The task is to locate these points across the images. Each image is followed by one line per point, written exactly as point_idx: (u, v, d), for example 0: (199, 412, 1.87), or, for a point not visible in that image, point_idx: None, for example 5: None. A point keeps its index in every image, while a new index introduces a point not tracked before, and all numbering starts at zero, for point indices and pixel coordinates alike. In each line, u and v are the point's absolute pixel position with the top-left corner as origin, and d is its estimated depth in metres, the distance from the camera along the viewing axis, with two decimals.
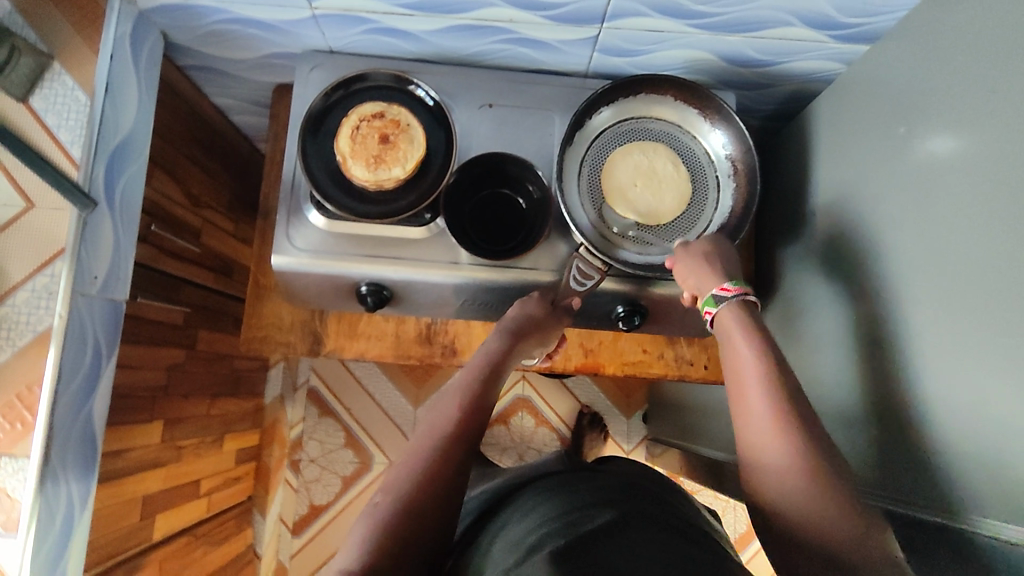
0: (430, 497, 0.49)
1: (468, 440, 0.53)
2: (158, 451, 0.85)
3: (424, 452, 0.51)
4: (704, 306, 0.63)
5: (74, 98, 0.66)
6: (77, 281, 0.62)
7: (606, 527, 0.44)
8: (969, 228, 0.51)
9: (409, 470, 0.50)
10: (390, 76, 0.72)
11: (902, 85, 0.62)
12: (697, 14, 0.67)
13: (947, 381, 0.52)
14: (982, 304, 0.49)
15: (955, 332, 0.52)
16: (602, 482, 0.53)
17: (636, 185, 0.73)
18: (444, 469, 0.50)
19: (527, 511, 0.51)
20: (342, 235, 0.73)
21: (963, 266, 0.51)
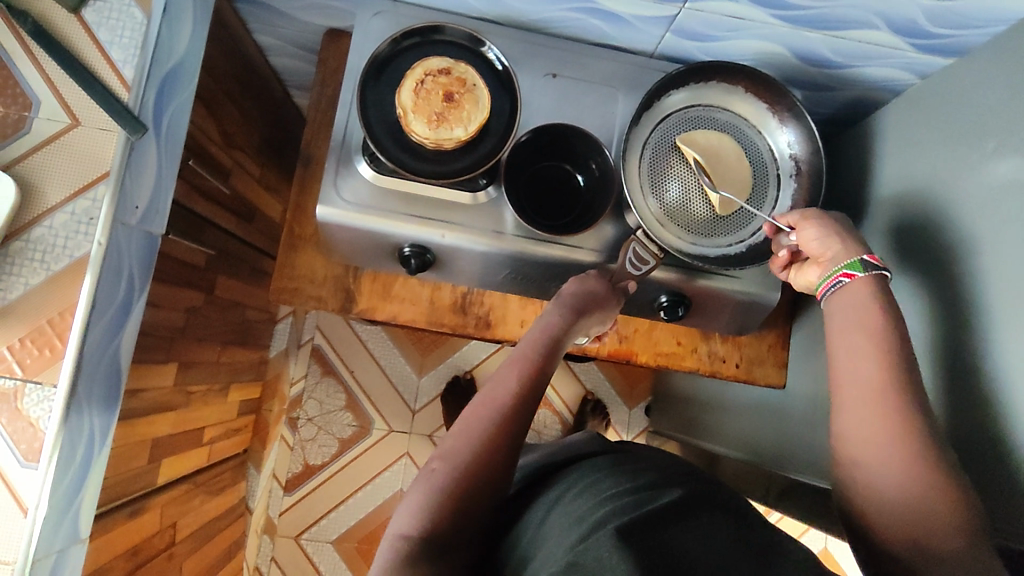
0: (489, 477, 0.46)
1: (528, 419, 0.50)
2: (169, 394, 0.82)
3: (484, 426, 0.47)
4: (846, 264, 0.59)
5: (129, 14, 0.62)
6: (119, 210, 0.60)
7: (677, 505, 0.44)
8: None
9: (469, 445, 0.46)
10: (465, 34, 0.70)
11: (993, 102, 0.61)
12: (789, 5, 0.66)
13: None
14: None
15: None
16: (661, 466, 0.52)
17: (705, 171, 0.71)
18: (508, 441, 0.47)
19: (585, 484, 0.50)
20: (389, 191, 0.71)
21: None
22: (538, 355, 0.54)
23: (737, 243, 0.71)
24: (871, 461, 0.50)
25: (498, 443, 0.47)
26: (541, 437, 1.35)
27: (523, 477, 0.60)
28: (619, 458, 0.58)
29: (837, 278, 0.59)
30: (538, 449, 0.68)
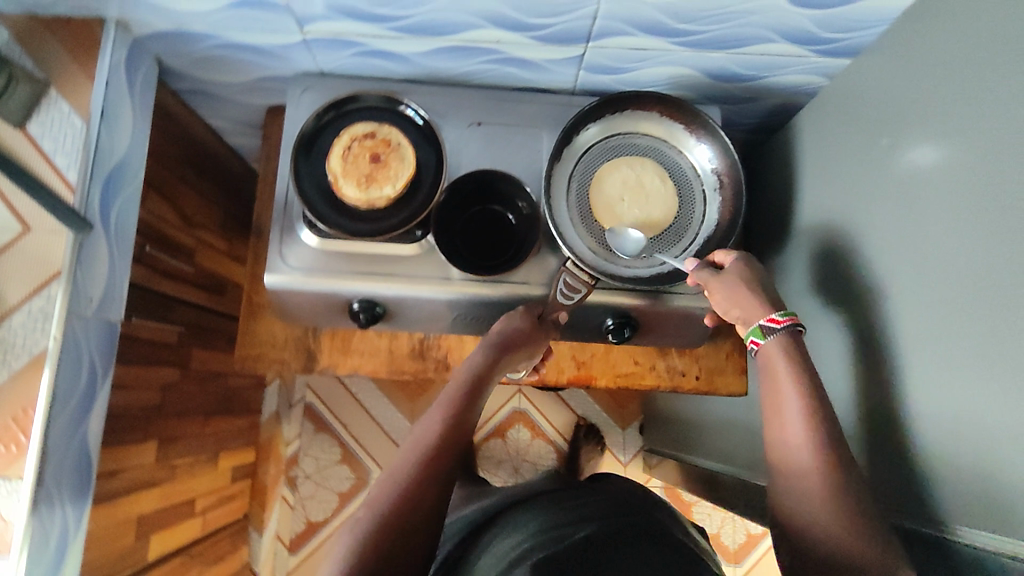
0: (412, 516, 0.50)
1: (450, 457, 0.54)
2: (152, 470, 0.85)
3: (406, 469, 0.52)
4: (749, 331, 0.64)
5: (70, 122, 0.67)
6: (73, 303, 0.64)
7: (588, 540, 0.48)
8: (951, 237, 0.53)
9: (392, 488, 0.51)
10: (380, 97, 0.74)
11: (886, 99, 0.64)
12: (682, 32, 0.69)
13: (936, 390, 0.53)
14: (967, 311, 0.50)
15: (951, 342, 0.52)
16: (592, 504, 0.57)
17: (624, 200, 0.74)
18: (430, 485, 0.52)
19: (518, 526, 0.55)
20: (334, 253, 0.74)
21: (947, 274, 0.53)
22: (461, 396, 0.58)
23: (670, 261, 0.74)
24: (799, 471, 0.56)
25: (418, 483, 0.51)
26: (537, 468, 1.35)
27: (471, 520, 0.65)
28: (562, 493, 0.62)
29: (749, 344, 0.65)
30: (496, 492, 0.73)
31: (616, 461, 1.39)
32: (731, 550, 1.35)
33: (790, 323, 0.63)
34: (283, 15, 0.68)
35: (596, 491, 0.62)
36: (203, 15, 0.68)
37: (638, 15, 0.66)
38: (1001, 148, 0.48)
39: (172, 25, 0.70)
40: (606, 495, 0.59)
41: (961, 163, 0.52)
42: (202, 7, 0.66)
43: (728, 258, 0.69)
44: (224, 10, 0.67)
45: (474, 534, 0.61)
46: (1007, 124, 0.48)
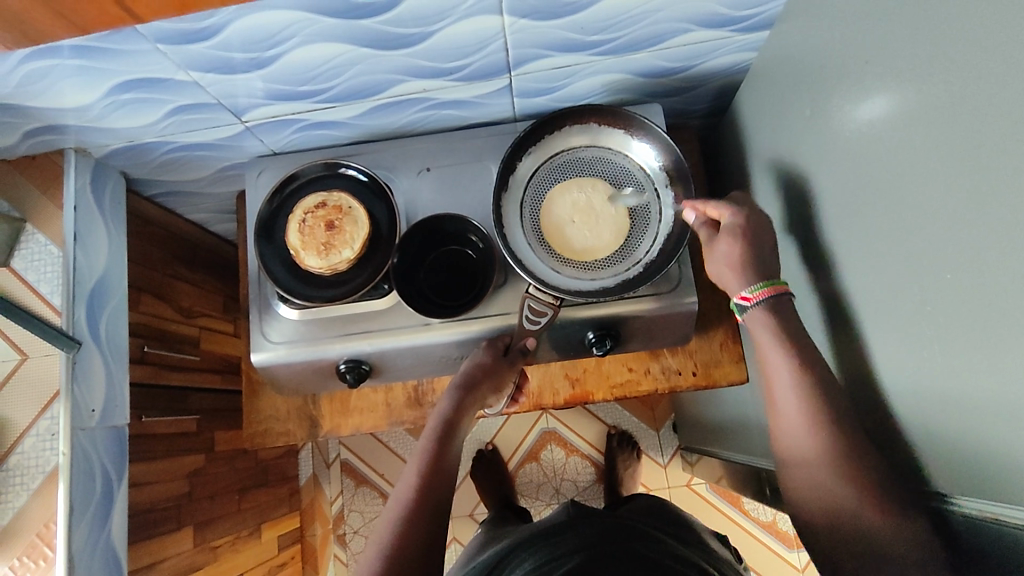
0: (410, 552, 0.55)
1: (436, 493, 0.61)
2: (193, 556, 0.88)
3: (389, 530, 0.57)
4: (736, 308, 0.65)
5: (48, 252, 0.73)
6: (76, 418, 0.68)
7: (572, 571, 0.54)
8: (880, 195, 0.51)
9: (387, 534, 0.57)
10: (319, 166, 0.78)
11: (805, 64, 0.63)
12: (596, 43, 0.70)
13: (896, 352, 0.51)
14: (903, 268, 0.49)
15: (917, 304, 0.47)
16: (588, 536, 0.61)
17: (573, 221, 0.74)
18: (411, 537, 0.56)
19: (514, 564, 0.61)
20: (312, 321, 0.76)
21: (882, 232, 0.51)
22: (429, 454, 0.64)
23: (636, 264, 0.73)
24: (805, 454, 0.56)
25: (409, 522, 0.57)
26: (577, 485, 1.34)
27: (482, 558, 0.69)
28: (562, 521, 0.67)
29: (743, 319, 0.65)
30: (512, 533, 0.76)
31: (655, 464, 1.37)
32: (790, 536, 1.30)
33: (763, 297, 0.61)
34: (220, 111, 0.71)
35: (593, 514, 0.68)
36: (148, 127, 0.72)
37: (546, 37, 0.67)
38: (902, 97, 0.47)
39: (124, 141, 0.74)
40: (598, 521, 0.65)
41: (876, 119, 0.51)
42: (144, 121, 0.71)
43: (722, 215, 0.66)
44: (165, 119, 0.71)
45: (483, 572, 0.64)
46: (903, 73, 0.47)
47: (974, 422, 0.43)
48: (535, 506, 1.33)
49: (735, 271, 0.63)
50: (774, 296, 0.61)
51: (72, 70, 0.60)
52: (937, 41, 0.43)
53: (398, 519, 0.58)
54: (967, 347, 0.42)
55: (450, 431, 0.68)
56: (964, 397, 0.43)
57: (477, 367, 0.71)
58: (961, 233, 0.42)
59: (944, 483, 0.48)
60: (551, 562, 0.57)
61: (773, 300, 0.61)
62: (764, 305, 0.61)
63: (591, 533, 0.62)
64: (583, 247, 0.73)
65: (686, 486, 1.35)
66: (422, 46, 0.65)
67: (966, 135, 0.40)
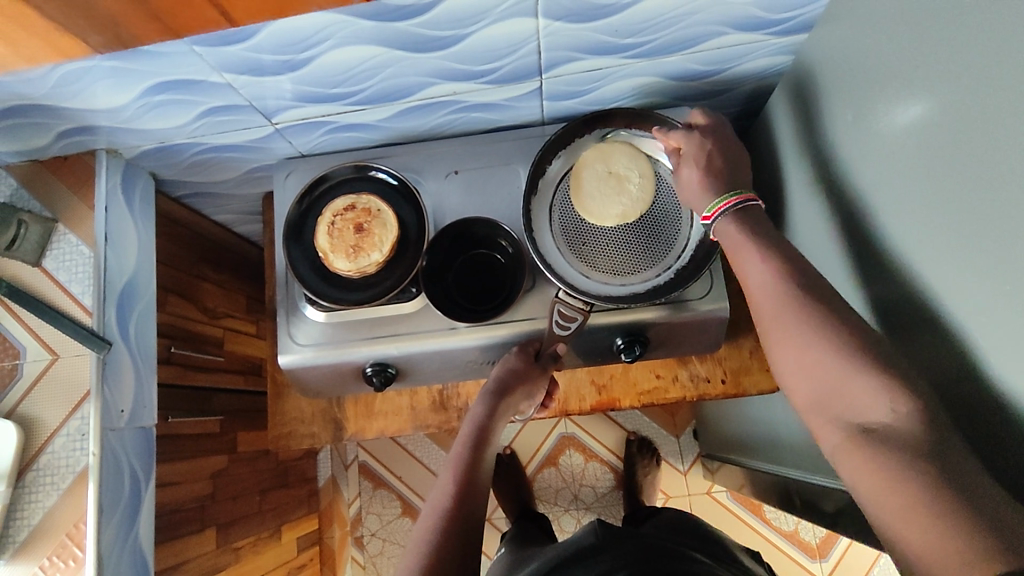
0: (446, 564, 0.54)
1: (471, 504, 0.60)
2: (216, 556, 0.88)
3: (423, 542, 0.56)
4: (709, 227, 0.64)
5: (79, 252, 0.73)
6: (105, 419, 0.69)
7: None
8: (925, 204, 0.50)
9: (423, 545, 0.56)
10: (349, 168, 0.78)
11: (845, 67, 0.62)
12: (630, 45, 0.69)
13: (940, 367, 0.50)
14: (949, 279, 0.48)
15: (964, 317, 0.46)
16: (626, 556, 0.60)
17: (608, 171, 0.73)
18: (447, 549, 0.55)
19: None
20: (339, 324, 0.76)
21: (927, 242, 0.50)
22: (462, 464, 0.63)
23: (666, 270, 0.72)
24: (799, 361, 0.49)
25: (444, 533, 0.57)
26: (596, 491, 1.33)
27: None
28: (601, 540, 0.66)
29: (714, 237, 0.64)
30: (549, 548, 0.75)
31: (675, 471, 1.35)
32: (813, 546, 1.28)
33: (726, 208, 0.60)
34: (252, 113, 0.72)
35: (633, 533, 0.67)
36: (179, 128, 0.72)
37: (580, 39, 0.66)
38: (950, 108, 0.46)
39: (155, 143, 0.75)
40: (638, 540, 0.64)
41: (922, 127, 0.50)
42: (176, 122, 0.71)
43: (681, 142, 0.67)
44: (196, 120, 0.71)
45: None
46: (953, 81, 0.45)
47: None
48: (553, 512, 1.33)
49: (702, 190, 0.64)
50: (735, 205, 0.59)
51: (106, 71, 0.60)
52: (989, 51, 0.41)
53: (433, 531, 0.57)
54: (1020, 364, 0.41)
55: (485, 437, 0.66)
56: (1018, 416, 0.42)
57: (509, 373, 0.70)
58: (1013, 250, 0.41)
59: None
60: None
61: (735, 207, 0.59)
62: (730, 215, 0.59)
63: (628, 553, 0.61)
64: (566, 246, 0.74)
65: (707, 493, 1.33)
66: (454, 49, 0.65)
67: (1016, 142, 0.39)
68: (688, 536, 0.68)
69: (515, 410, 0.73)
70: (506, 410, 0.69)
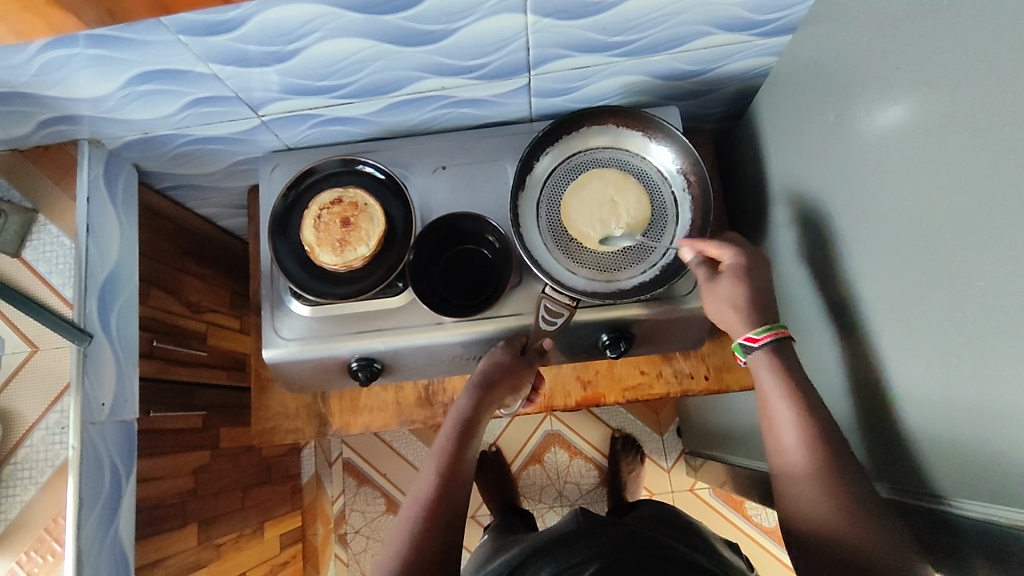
0: (427, 554, 0.54)
1: (456, 494, 0.60)
2: (197, 553, 0.87)
3: (406, 533, 0.56)
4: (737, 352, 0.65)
5: (60, 243, 0.72)
6: (86, 412, 0.68)
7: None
8: (904, 203, 0.51)
9: (404, 533, 0.56)
10: (336, 162, 0.77)
11: (826, 69, 0.63)
12: (618, 44, 0.70)
13: (915, 362, 0.51)
14: (927, 276, 0.49)
15: (936, 313, 0.48)
16: (605, 541, 0.61)
17: (613, 194, 0.74)
18: (429, 542, 0.55)
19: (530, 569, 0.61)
20: (325, 318, 0.76)
21: (904, 239, 0.51)
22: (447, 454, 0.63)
23: (651, 267, 0.73)
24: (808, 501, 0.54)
25: (428, 522, 0.56)
26: (581, 488, 1.34)
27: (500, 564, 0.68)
28: (569, 534, 0.65)
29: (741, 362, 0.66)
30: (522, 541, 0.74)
31: (658, 468, 1.37)
32: None
33: (771, 338, 0.62)
34: (237, 104, 0.71)
35: (603, 525, 0.65)
36: (163, 119, 0.72)
37: (567, 37, 0.67)
38: (928, 109, 0.47)
39: (139, 133, 0.74)
40: (607, 532, 0.63)
41: (897, 128, 0.51)
42: (160, 112, 0.70)
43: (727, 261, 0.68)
44: (181, 111, 0.70)
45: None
46: (927, 83, 0.47)
47: (996, 429, 0.43)
48: (538, 509, 1.33)
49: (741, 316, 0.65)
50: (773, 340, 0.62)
51: (89, 59, 0.60)
52: (968, 53, 0.42)
53: (415, 521, 0.57)
54: (991, 358, 0.42)
55: (470, 429, 0.66)
56: (986, 406, 0.43)
57: (496, 366, 0.70)
58: (985, 246, 0.42)
59: (959, 492, 0.48)
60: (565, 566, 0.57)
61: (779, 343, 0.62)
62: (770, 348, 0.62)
63: (607, 538, 0.61)
64: (552, 242, 0.74)
65: (690, 490, 1.34)
66: (443, 43, 0.65)
67: (991, 140, 0.41)
68: (672, 529, 0.69)
69: (500, 403, 0.73)
70: (492, 403, 0.69)
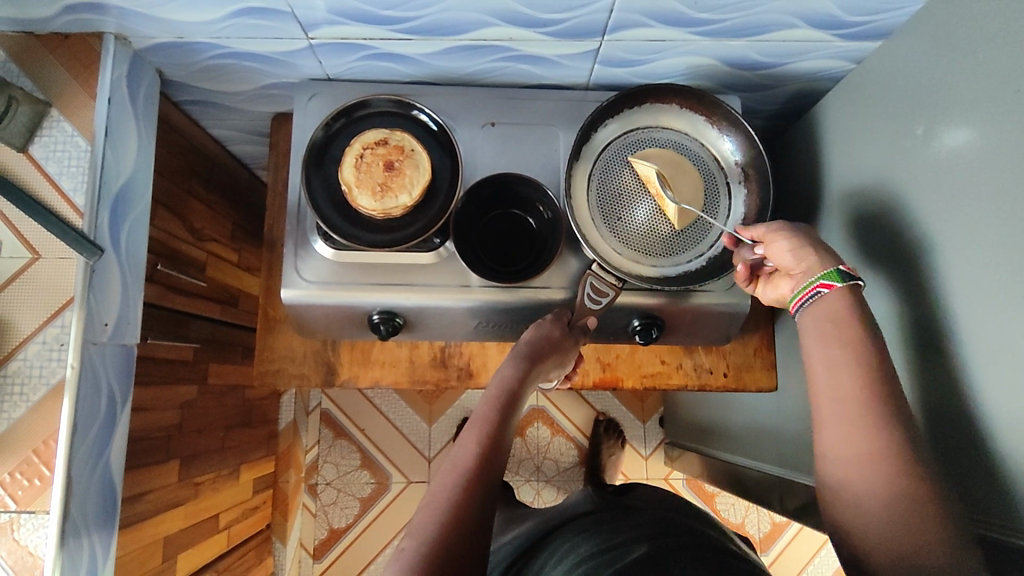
0: (468, 516, 0.49)
1: (496, 458, 0.54)
2: (176, 490, 0.83)
3: (447, 495, 0.50)
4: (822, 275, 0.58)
5: (73, 143, 0.66)
6: (88, 331, 0.62)
7: (637, 554, 0.49)
8: (1007, 224, 0.50)
9: (444, 495, 0.50)
10: (388, 101, 0.72)
11: (916, 81, 0.61)
12: (701, 22, 0.67)
13: (997, 382, 0.51)
14: (1002, 296, 0.50)
15: (1006, 329, 0.50)
16: (643, 521, 0.57)
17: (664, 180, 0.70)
18: (471, 507, 0.49)
19: (558, 547, 0.57)
20: (350, 264, 0.72)
21: (975, 256, 0.53)
22: (490, 419, 0.58)
23: (697, 258, 0.72)
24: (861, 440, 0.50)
25: (471, 484, 0.51)
26: (559, 465, 1.34)
27: (513, 548, 0.63)
28: (593, 516, 0.61)
29: (813, 288, 0.58)
30: (531, 519, 0.69)
31: (637, 454, 1.38)
32: (756, 540, 1.34)
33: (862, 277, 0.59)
34: (288, 22, 0.65)
35: (628, 512, 0.61)
36: (204, 25, 0.65)
37: (656, 6, 0.63)
38: None
39: (173, 37, 0.67)
40: (639, 517, 0.58)
41: (990, 149, 0.52)
42: (203, 17, 0.64)
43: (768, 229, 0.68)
44: (225, 19, 0.64)
45: (520, 563, 0.59)
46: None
47: None
48: (514, 481, 1.33)
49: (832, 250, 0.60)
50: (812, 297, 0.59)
51: None
52: None
53: (456, 485, 0.51)
54: None
55: (516, 397, 0.61)
56: None
57: (542, 338, 0.67)
58: None
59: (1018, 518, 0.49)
60: (599, 544, 0.53)
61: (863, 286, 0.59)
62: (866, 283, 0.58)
63: (640, 519, 0.58)
64: (601, 220, 0.71)
65: (664, 479, 1.36)
66: None
67: None
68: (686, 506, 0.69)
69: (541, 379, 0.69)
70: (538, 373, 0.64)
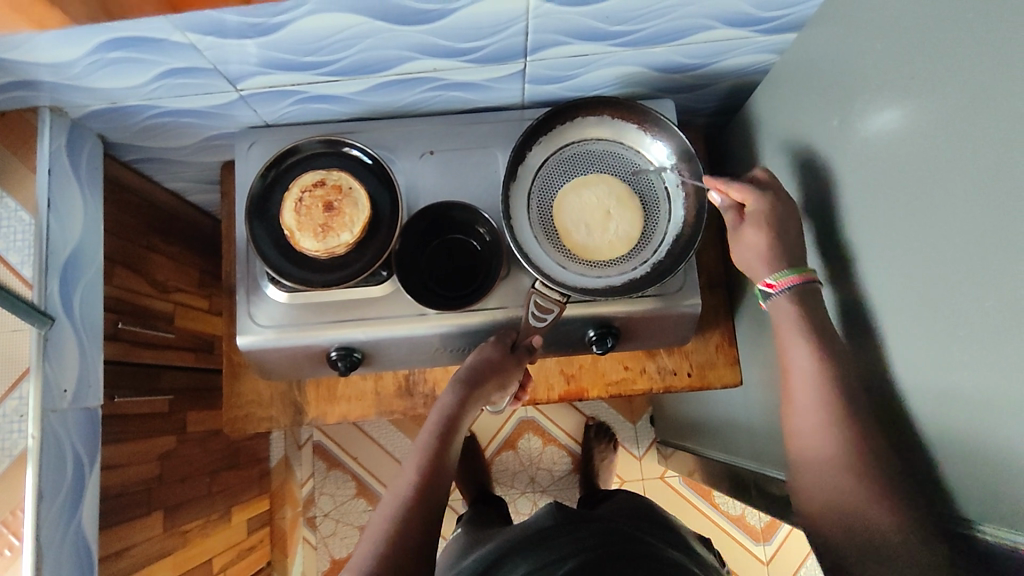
0: (406, 544, 0.52)
1: (435, 488, 0.58)
2: (162, 540, 0.84)
3: (383, 527, 0.53)
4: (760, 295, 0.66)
5: (17, 218, 0.67)
6: (46, 399, 0.64)
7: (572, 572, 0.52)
8: (914, 205, 0.50)
9: (382, 527, 0.53)
10: (320, 142, 0.74)
11: (830, 72, 0.62)
12: (617, 34, 0.68)
13: (926, 369, 0.50)
14: (910, 278, 0.51)
15: (916, 311, 0.50)
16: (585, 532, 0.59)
17: (608, 208, 0.72)
18: (406, 536, 0.52)
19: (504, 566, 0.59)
20: (303, 305, 0.73)
21: (887, 239, 0.53)
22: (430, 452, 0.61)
23: (642, 264, 0.72)
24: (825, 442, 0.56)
25: (407, 515, 0.54)
26: (553, 474, 1.35)
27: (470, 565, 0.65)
28: (543, 532, 0.62)
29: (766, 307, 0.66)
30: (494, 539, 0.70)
31: (631, 456, 1.38)
32: (757, 530, 1.34)
33: (790, 283, 0.61)
34: (215, 77, 0.67)
35: (579, 523, 0.63)
36: (133, 90, 0.67)
37: (569, 24, 0.64)
38: (946, 109, 0.46)
39: (106, 103, 0.69)
40: (589, 527, 0.61)
41: (890, 133, 0.53)
42: (130, 83, 0.65)
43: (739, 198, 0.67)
44: (152, 82, 0.66)
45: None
46: (920, 95, 0.49)
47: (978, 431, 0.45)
48: (509, 494, 1.34)
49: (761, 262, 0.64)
50: (801, 282, 0.61)
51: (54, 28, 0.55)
52: (972, 71, 0.43)
53: (394, 519, 0.54)
54: (973, 357, 0.45)
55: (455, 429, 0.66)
56: (962, 400, 0.46)
57: (484, 362, 0.69)
58: (971, 253, 0.44)
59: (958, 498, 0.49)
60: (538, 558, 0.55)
61: (802, 287, 0.61)
62: (788, 294, 0.62)
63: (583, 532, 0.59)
64: (543, 238, 0.72)
65: (659, 478, 1.37)
66: (439, 24, 0.62)
67: (979, 153, 0.43)
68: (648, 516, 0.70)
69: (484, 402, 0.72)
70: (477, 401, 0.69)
